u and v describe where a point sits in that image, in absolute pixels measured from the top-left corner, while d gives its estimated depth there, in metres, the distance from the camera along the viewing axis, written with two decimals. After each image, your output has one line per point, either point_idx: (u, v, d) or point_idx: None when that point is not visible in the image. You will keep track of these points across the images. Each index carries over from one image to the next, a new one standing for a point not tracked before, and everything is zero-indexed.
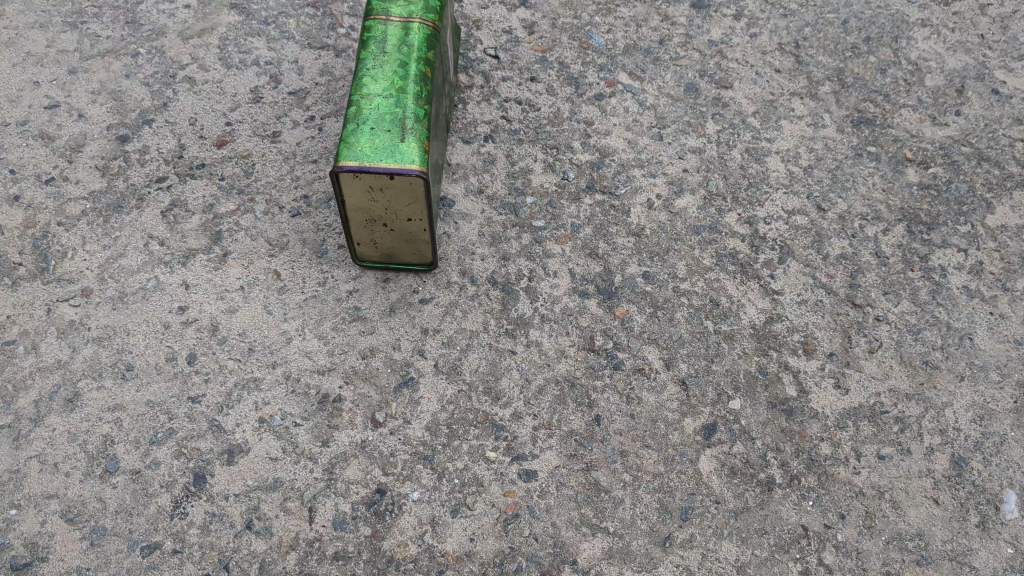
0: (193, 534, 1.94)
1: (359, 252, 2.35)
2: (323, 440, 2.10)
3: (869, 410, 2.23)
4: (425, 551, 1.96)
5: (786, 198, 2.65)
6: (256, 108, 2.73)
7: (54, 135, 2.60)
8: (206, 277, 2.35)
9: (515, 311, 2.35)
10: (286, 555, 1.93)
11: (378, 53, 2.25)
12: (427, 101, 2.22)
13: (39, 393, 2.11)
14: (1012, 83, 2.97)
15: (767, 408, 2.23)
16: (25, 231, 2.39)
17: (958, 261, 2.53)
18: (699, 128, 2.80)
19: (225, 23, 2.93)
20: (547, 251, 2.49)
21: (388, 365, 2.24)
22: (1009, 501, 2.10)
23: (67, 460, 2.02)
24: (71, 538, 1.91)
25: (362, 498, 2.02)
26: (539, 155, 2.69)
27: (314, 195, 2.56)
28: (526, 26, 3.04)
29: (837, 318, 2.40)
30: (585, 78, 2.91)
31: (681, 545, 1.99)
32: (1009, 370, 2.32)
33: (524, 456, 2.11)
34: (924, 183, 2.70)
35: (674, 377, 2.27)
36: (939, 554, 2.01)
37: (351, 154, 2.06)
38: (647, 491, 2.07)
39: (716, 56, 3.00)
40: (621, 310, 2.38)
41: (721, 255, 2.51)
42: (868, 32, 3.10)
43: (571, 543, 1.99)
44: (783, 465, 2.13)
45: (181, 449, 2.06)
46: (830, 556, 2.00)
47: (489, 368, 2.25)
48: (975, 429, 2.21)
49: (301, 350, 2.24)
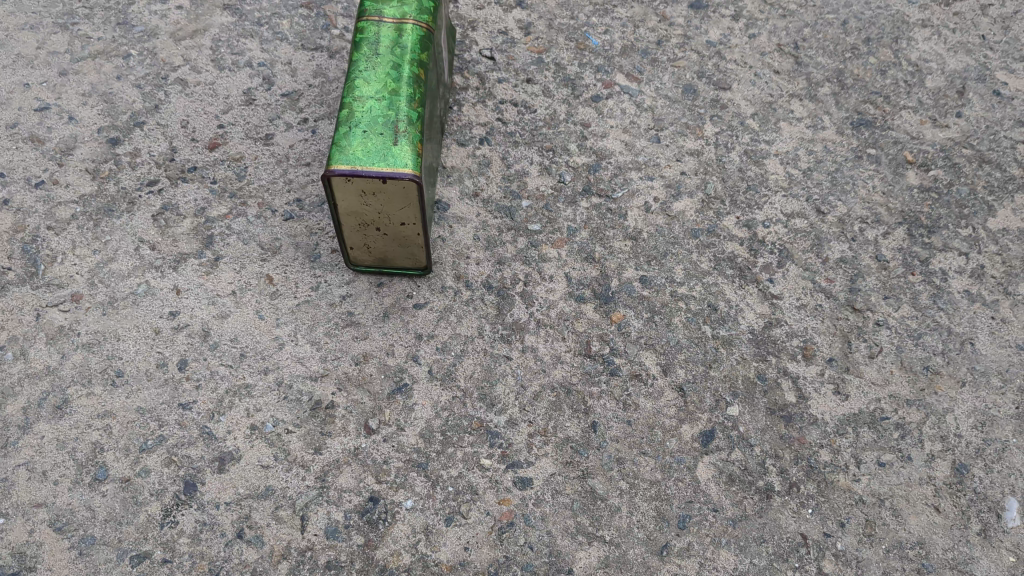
0: (184, 543, 1.91)
1: (352, 255, 2.32)
2: (315, 447, 2.07)
3: (868, 416, 2.20)
4: (419, 560, 1.93)
5: (785, 201, 2.62)
6: (249, 110, 2.70)
7: (44, 138, 2.57)
8: (198, 282, 2.32)
9: (510, 316, 2.33)
10: (277, 565, 1.90)
11: (371, 55, 2.22)
12: (421, 103, 2.19)
13: (28, 401, 2.08)
14: (1013, 84, 2.94)
15: (766, 414, 2.20)
16: (14, 236, 2.36)
17: (958, 265, 2.50)
18: (697, 130, 2.77)
19: (218, 24, 2.90)
20: (543, 255, 2.46)
21: (382, 370, 2.21)
22: (1010, 508, 2.07)
23: (56, 469, 1.99)
24: (60, 548, 1.88)
25: (355, 506, 1.99)
26: (535, 158, 2.66)
27: (307, 198, 2.53)
28: (521, 27, 3.01)
29: (837, 323, 2.37)
30: (582, 79, 2.88)
31: (679, 554, 1.96)
32: (1011, 375, 2.29)
33: (519, 463, 2.08)
34: (925, 186, 2.67)
35: (672, 383, 2.24)
36: (939, 562, 1.98)
37: (343, 157, 2.04)
38: (644, 499, 2.04)
39: (715, 57, 2.97)
40: (618, 314, 2.35)
41: (718, 259, 2.48)
42: (868, 33, 3.07)
43: (566, 552, 1.96)
44: (781, 472, 2.11)
45: (171, 457, 2.03)
46: (830, 565, 1.97)
47: (484, 373, 2.22)
48: (977, 436, 2.18)
49: (293, 355, 2.21)
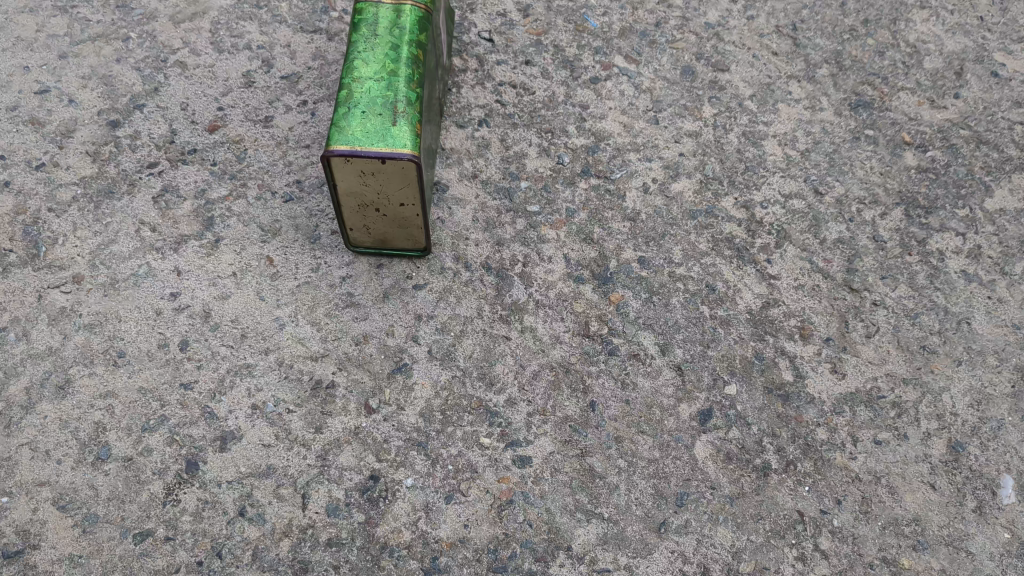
0: (186, 521, 1.93)
1: (352, 237, 2.32)
2: (315, 427, 2.09)
3: (865, 395, 2.22)
4: (419, 537, 1.95)
5: (783, 181, 2.62)
6: (249, 92, 2.70)
7: (45, 121, 2.57)
8: (199, 263, 2.34)
9: (509, 297, 2.34)
10: (279, 542, 1.92)
11: (369, 36, 2.22)
12: (419, 84, 2.19)
13: (31, 381, 2.10)
14: (1012, 65, 2.94)
15: (763, 394, 2.21)
16: (16, 218, 2.37)
17: (956, 245, 2.51)
18: (696, 112, 2.77)
19: (217, 7, 2.90)
20: (542, 236, 2.46)
21: (382, 351, 2.22)
22: (1005, 485, 2.09)
23: (60, 448, 2.01)
24: (64, 526, 1.90)
25: (356, 484, 2.01)
26: (533, 140, 2.67)
27: (306, 179, 2.53)
28: (520, 9, 3.00)
29: (835, 303, 2.38)
30: (581, 61, 2.88)
31: (677, 531, 1.98)
32: (1007, 354, 2.30)
33: (519, 442, 2.10)
34: (922, 166, 2.68)
35: (669, 363, 2.25)
36: (935, 538, 2.00)
37: (342, 138, 2.05)
38: (642, 478, 2.06)
39: (713, 39, 2.97)
40: (617, 295, 2.36)
41: (716, 240, 2.49)
42: (866, 14, 3.06)
43: (565, 529, 1.98)
44: (779, 450, 2.12)
45: (173, 436, 2.05)
46: (827, 541, 1.99)
47: (483, 354, 2.23)
48: (973, 415, 2.19)
49: (294, 336, 2.23)
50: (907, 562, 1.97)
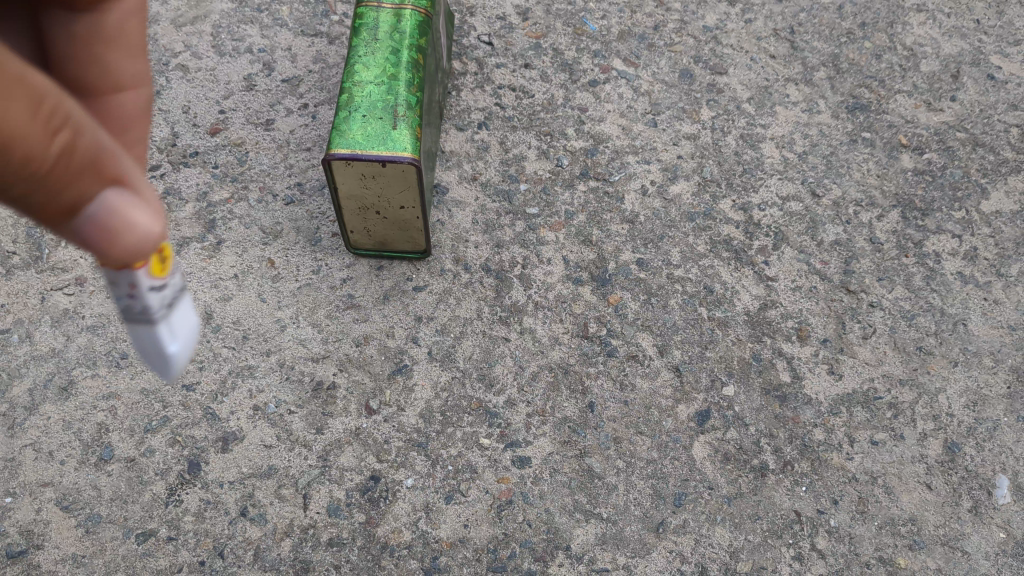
0: (188, 521, 1.95)
1: (353, 239, 2.34)
2: (316, 427, 2.10)
3: (862, 396, 2.24)
4: (419, 537, 1.96)
5: (781, 184, 2.64)
6: (250, 95, 2.72)
7: None
8: (200, 265, 2.35)
9: (509, 299, 2.36)
10: (281, 542, 1.94)
11: (370, 40, 2.24)
12: (420, 87, 2.21)
13: (34, 382, 2.12)
14: (1008, 68, 2.95)
15: (761, 395, 2.23)
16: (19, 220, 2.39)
17: (952, 247, 2.52)
18: (694, 114, 2.79)
19: (219, 11, 2.92)
20: (541, 238, 2.48)
21: (383, 352, 2.24)
22: (1001, 485, 2.10)
23: (63, 448, 2.02)
24: (68, 525, 1.92)
25: (356, 485, 2.03)
26: (533, 142, 2.69)
27: (308, 182, 2.55)
28: (519, 13, 3.02)
29: (832, 304, 2.40)
30: (580, 64, 2.90)
31: (674, 531, 2.00)
32: (1003, 355, 2.32)
33: (518, 442, 2.11)
34: (919, 169, 2.69)
35: (668, 364, 2.27)
36: (931, 538, 2.02)
37: (343, 142, 2.07)
38: (640, 478, 2.08)
39: (711, 42, 2.99)
40: (615, 297, 2.38)
41: (714, 242, 2.51)
42: (863, 17, 3.08)
43: (564, 528, 1.99)
44: (776, 450, 2.14)
45: (176, 437, 2.07)
46: (823, 541, 2.00)
47: (482, 354, 2.25)
48: (968, 415, 2.21)
49: (295, 338, 2.24)
50: (903, 561, 1.98)
